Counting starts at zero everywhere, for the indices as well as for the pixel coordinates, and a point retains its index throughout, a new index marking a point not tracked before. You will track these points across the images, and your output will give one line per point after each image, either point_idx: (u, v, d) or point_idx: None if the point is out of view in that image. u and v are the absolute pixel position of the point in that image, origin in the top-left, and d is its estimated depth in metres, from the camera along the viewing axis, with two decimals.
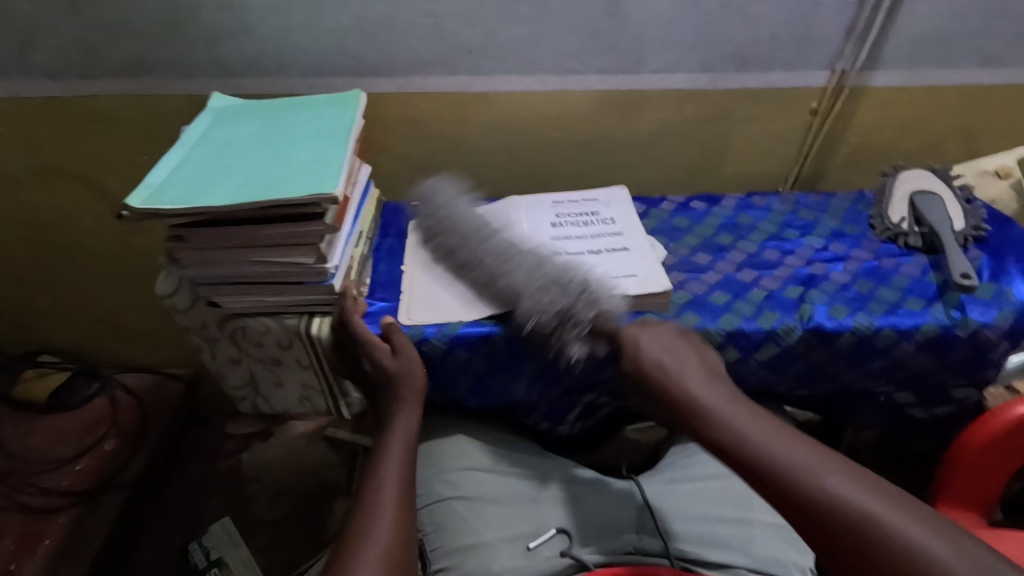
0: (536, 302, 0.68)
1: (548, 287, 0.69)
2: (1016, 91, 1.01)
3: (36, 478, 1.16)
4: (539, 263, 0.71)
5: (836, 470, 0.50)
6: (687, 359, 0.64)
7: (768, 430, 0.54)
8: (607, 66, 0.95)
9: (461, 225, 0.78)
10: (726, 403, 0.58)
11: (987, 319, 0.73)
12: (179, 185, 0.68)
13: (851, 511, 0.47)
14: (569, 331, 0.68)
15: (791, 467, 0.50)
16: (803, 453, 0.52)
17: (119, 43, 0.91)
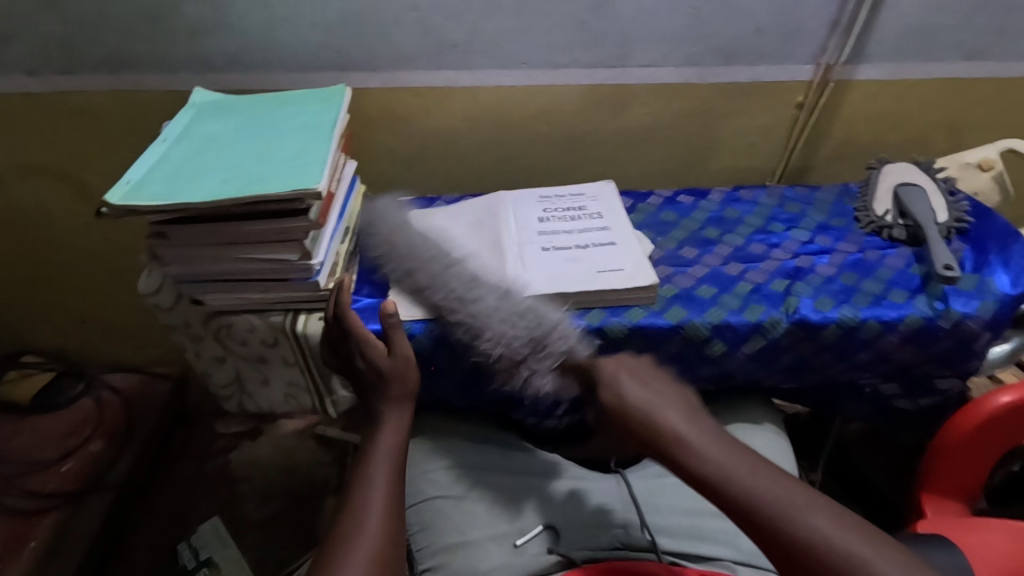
0: (501, 331, 0.69)
1: (519, 323, 0.69)
2: (999, 84, 1.02)
3: (20, 480, 1.14)
4: (509, 298, 0.71)
5: (817, 508, 0.48)
6: (665, 389, 0.60)
7: (749, 468, 0.52)
8: (593, 61, 0.95)
9: (424, 249, 0.76)
10: (706, 438, 0.54)
11: (970, 309, 0.74)
12: (159, 181, 0.67)
13: (828, 553, 0.46)
14: (529, 367, 0.69)
15: (771, 510, 0.48)
16: (781, 492, 0.49)
17: (99, 37, 0.89)
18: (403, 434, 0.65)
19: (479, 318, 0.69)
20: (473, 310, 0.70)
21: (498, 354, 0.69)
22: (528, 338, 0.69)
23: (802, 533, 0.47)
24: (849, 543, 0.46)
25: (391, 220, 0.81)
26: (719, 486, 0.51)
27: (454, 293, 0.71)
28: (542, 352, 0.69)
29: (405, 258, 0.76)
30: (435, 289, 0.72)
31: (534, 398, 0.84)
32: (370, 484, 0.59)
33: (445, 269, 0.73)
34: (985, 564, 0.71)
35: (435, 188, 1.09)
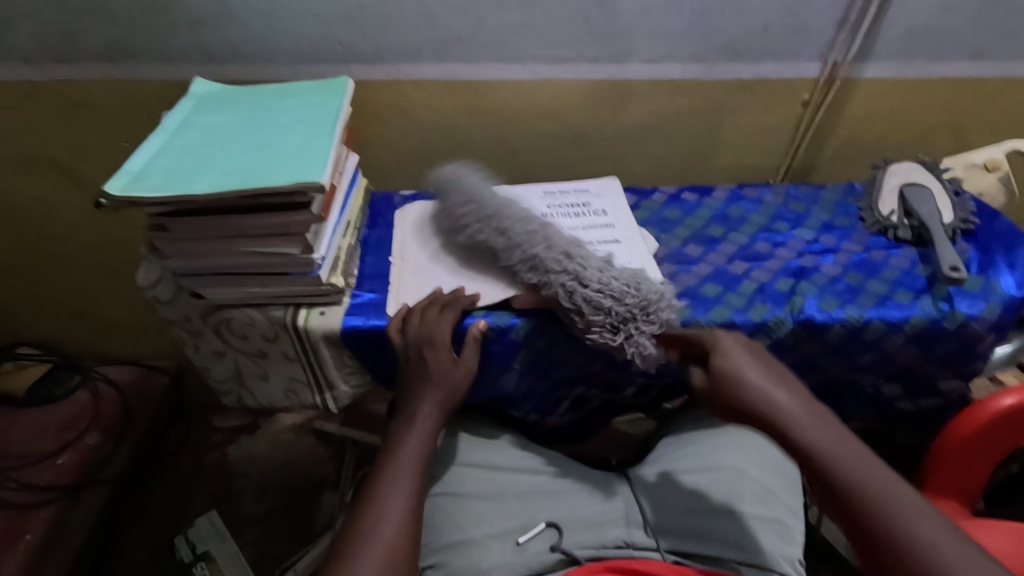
0: (601, 303, 0.68)
1: (620, 291, 0.69)
2: (1005, 85, 1.01)
3: (15, 473, 1.13)
4: (614, 275, 0.70)
5: (919, 516, 0.49)
6: (778, 368, 0.60)
7: (859, 458, 0.53)
8: (599, 56, 0.94)
9: (503, 204, 0.75)
10: (814, 423, 0.55)
11: (975, 311, 0.73)
12: (160, 173, 0.66)
13: (931, 558, 0.47)
14: (640, 329, 0.68)
15: (878, 509, 0.50)
16: (888, 492, 0.50)
17: (97, 26, 0.88)
18: (431, 435, 0.66)
19: (596, 284, 0.69)
20: (582, 275, 0.69)
21: (608, 308, 0.68)
22: (636, 301, 0.68)
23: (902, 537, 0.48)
24: (951, 554, 0.47)
25: (478, 185, 0.76)
26: (828, 471, 0.53)
27: (542, 253, 0.71)
28: (646, 316, 0.68)
29: (495, 217, 0.74)
30: (519, 250, 0.72)
31: (536, 395, 0.83)
32: (394, 483, 0.60)
33: (555, 235, 0.73)
34: None
35: None
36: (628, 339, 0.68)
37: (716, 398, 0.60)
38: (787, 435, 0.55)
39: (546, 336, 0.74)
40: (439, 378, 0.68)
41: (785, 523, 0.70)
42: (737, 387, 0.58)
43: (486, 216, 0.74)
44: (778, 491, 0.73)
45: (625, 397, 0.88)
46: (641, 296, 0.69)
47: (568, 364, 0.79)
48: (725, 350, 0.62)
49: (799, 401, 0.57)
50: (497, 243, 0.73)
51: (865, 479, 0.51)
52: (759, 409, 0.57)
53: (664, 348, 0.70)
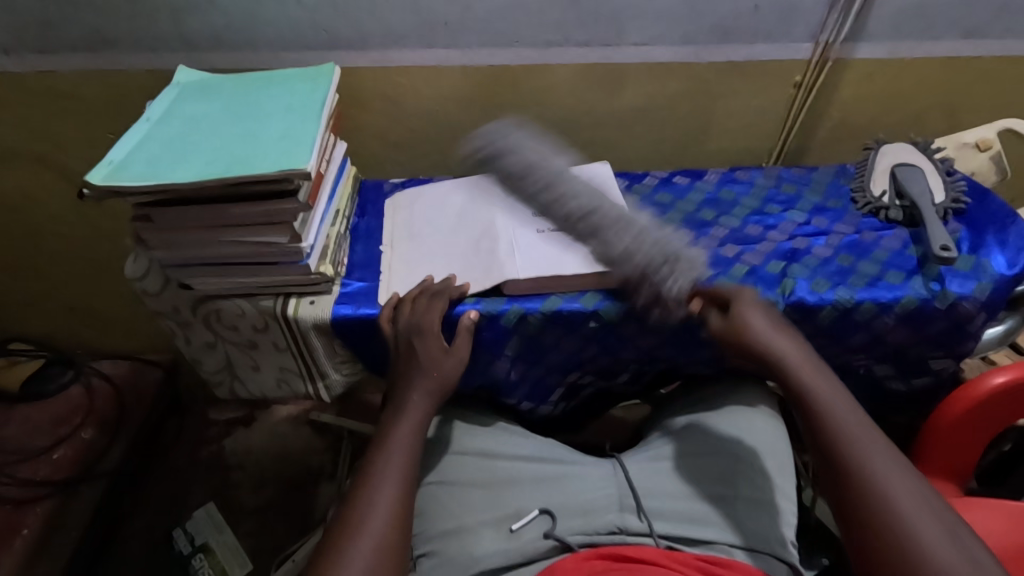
0: (635, 242, 0.71)
1: (657, 242, 0.72)
2: (997, 63, 1.00)
3: (10, 468, 1.13)
4: (648, 231, 0.74)
5: (880, 454, 0.56)
6: (782, 321, 0.67)
7: (848, 406, 0.60)
8: (588, 39, 0.93)
9: (561, 170, 0.81)
10: (811, 370, 0.63)
11: (965, 290, 0.73)
12: (143, 162, 0.65)
13: (879, 488, 0.54)
14: (678, 273, 0.70)
15: (853, 447, 0.57)
16: (868, 438, 0.57)
17: (78, 15, 0.87)
18: (422, 424, 0.65)
19: (635, 229, 0.73)
20: (614, 228, 0.73)
21: (652, 261, 0.70)
22: (667, 251, 0.71)
23: (868, 477, 0.55)
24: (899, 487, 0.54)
25: (529, 145, 0.84)
26: (821, 410, 0.60)
27: (598, 208, 0.75)
28: (684, 263, 0.71)
29: (540, 174, 0.80)
30: (576, 201, 0.77)
31: (528, 381, 0.83)
32: (385, 473, 0.59)
33: (584, 191, 0.78)
34: None
35: (428, 170, 1.07)
36: (668, 275, 0.70)
37: (724, 341, 0.67)
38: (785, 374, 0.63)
39: (537, 322, 0.74)
40: (431, 366, 0.68)
41: (778, 506, 0.68)
42: (746, 334, 0.65)
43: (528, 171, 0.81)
44: (773, 473, 0.71)
45: (619, 383, 0.88)
46: (671, 245, 0.73)
47: (561, 350, 0.79)
48: (746, 300, 0.67)
49: (802, 351, 0.64)
50: (546, 198, 0.79)
51: (850, 424, 0.58)
52: (764, 351, 0.64)
53: (695, 299, 0.70)
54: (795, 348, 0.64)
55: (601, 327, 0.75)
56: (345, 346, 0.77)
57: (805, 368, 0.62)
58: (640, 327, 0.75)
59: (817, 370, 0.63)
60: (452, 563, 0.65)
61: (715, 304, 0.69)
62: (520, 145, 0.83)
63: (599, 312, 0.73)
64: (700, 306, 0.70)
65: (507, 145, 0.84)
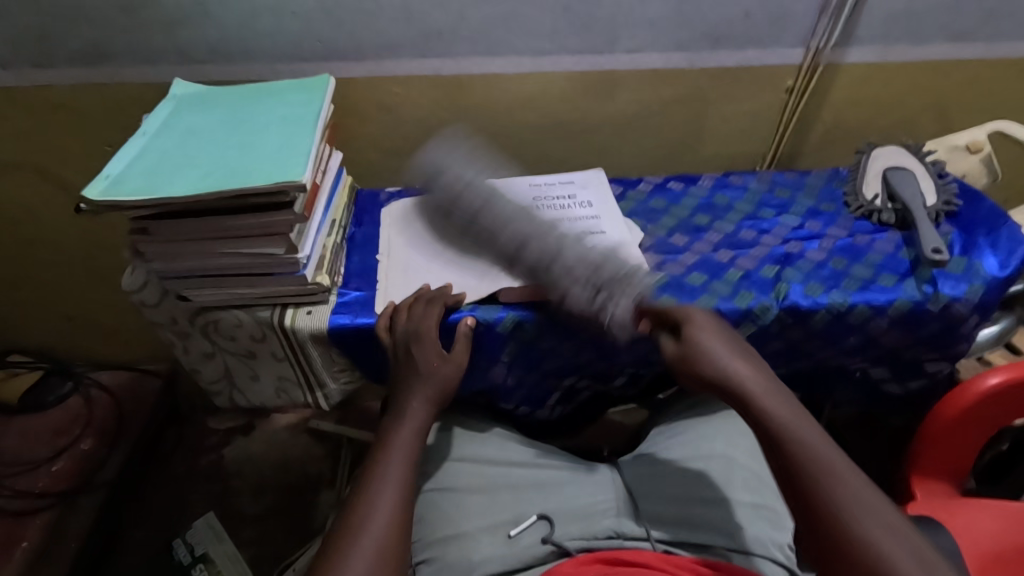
0: (578, 262, 0.71)
1: (597, 268, 0.70)
2: (986, 66, 1.01)
3: (10, 480, 1.13)
4: (585, 251, 0.72)
5: (844, 479, 0.53)
6: (738, 342, 0.64)
7: (814, 433, 0.56)
8: (580, 47, 0.94)
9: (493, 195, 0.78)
10: (772, 396, 0.59)
11: (958, 292, 0.74)
12: (139, 176, 0.66)
13: (846, 517, 0.51)
14: (615, 295, 0.69)
15: (820, 480, 0.53)
16: (837, 469, 0.53)
17: (75, 30, 0.87)
18: (421, 431, 0.66)
19: (564, 259, 0.71)
20: (547, 258, 0.72)
21: (585, 292, 0.69)
22: (595, 280, 0.69)
23: (839, 517, 0.51)
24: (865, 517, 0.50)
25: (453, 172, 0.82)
26: (779, 434, 0.56)
27: (533, 237, 0.73)
28: (623, 284, 0.69)
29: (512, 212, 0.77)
30: (510, 232, 0.75)
31: (525, 386, 0.83)
32: (384, 480, 0.60)
33: (519, 219, 0.76)
34: (972, 546, 0.73)
35: None
36: (609, 300, 0.69)
37: (680, 365, 0.64)
38: (744, 399, 0.59)
39: (533, 329, 0.74)
40: (429, 373, 0.68)
41: (774, 509, 0.70)
42: (702, 362, 0.62)
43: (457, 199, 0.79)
44: (766, 477, 0.73)
45: (615, 387, 0.89)
46: (610, 265, 0.71)
47: (557, 356, 0.79)
48: (698, 324, 0.65)
49: (759, 376, 0.60)
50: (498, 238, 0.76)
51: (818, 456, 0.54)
52: (721, 381, 0.60)
53: (642, 318, 0.69)
54: (752, 371, 0.60)
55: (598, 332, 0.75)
56: (342, 354, 0.78)
57: (762, 390, 0.59)
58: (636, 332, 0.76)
59: (774, 391, 0.59)
60: (451, 569, 0.66)
61: (658, 318, 0.68)
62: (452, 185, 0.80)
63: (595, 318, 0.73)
64: (648, 325, 0.69)
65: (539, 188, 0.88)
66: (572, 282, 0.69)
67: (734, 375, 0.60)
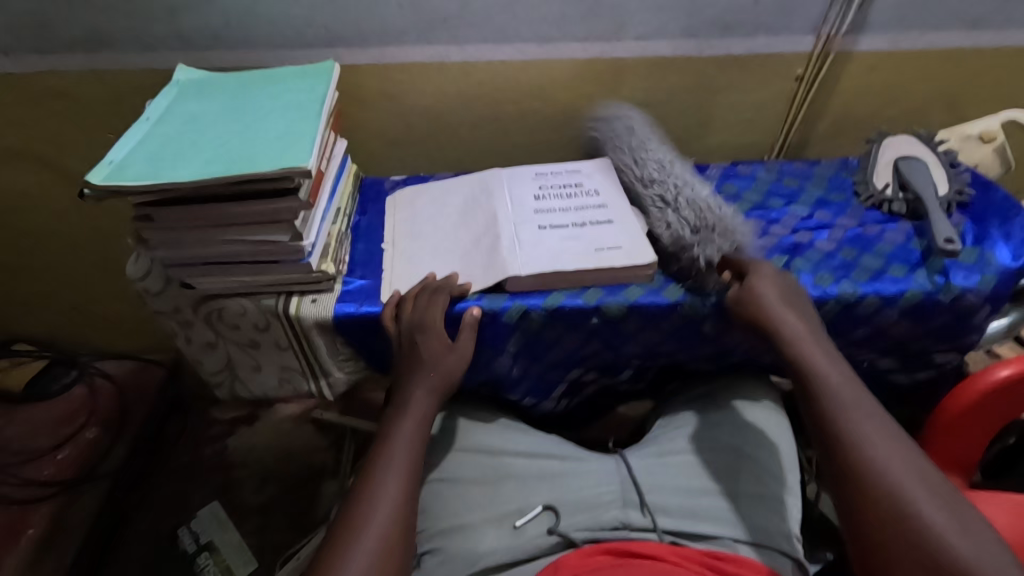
0: (678, 214, 0.73)
1: (704, 210, 0.72)
2: (999, 55, 1.00)
3: (16, 469, 1.13)
4: (705, 200, 0.74)
5: (873, 421, 0.59)
6: (794, 298, 0.69)
7: (851, 379, 0.62)
8: (587, 34, 0.93)
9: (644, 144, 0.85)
10: (817, 345, 0.65)
11: (970, 283, 0.73)
12: (143, 162, 0.65)
13: (868, 449, 0.57)
14: (708, 241, 0.70)
15: (849, 416, 0.59)
16: (865, 410, 0.59)
17: (76, 15, 0.86)
18: (425, 421, 0.65)
19: (675, 203, 0.75)
20: (672, 199, 0.76)
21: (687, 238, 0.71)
22: (699, 224, 0.71)
23: (865, 445, 0.57)
24: (888, 453, 0.56)
25: (641, 128, 0.87)
26: (818, 379, 0.63)
27: (659, 180, 0.79)
28: (720, 231, 0.71)
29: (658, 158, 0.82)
30: (648, 167, 0.81)
31: (530, 377, 0.83)
32: (388, 469, 0.59)
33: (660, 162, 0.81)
34: None
35: (428, 168, 1.07)
36: (698, 245, 0.70)
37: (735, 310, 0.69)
38: (789, 346, 0.65)
39: (539, 319, 0.74)
40: (432, 363, 0.68)
41: (783, 500, 0.68)
42: (758, 305, 0.67)
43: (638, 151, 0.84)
44: (778, 467, 0.71)
45: (621, 380, 0.88)
46: (714, 212, 0.72)
47: (563, 347, 0.79)
48: (763, 275, 0.69)
49: (809, 328, 0.66)
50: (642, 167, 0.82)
51: (849, 398, 0.60)
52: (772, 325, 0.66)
53: (724, 271, 0.72)
54: (804, 325, 0.67)
55: (604, 323, 0.75)
56: (346, 344, 0.77)
57: (808, 341, 0.65)
58: (643, 323, 0.75)
59: (822, 346, 0.65)
60: (455, 560, 0.66)
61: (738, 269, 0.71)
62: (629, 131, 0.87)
63: (601, 307, 0.73)
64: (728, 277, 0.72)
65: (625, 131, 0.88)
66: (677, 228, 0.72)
67: (782, 323, 0.66)
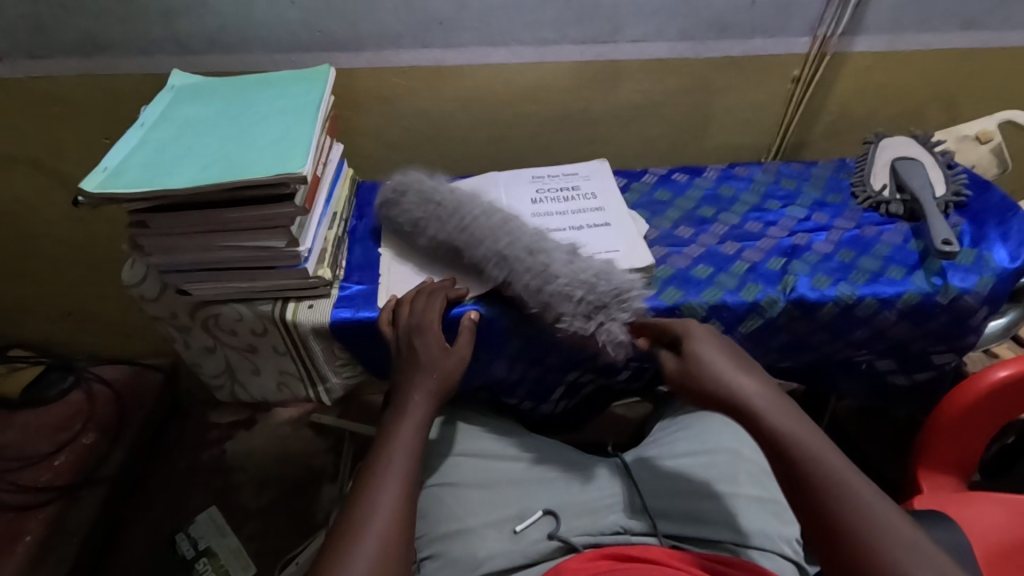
0: (562, 294, 0.67)
1: (600, 277, 0.68)
2: (996, 54, 1.00)
3: (12, 475, 1.13)
4: (587, 263, 0.70)
5: (858, 490, 0.51)
6: (739, 355, 0.61)
7: (827, 450, 0.53)
8: (584, 36, 0.93)
9: (486, 211, 0.75)
10: (780, 411, 0.56)
11: (968, 285, 0.73)
12: (137, 168, 0.65)
13: (861, 530, 0.49)
14: (619, 312, 0.68)
15: (835, 505, 0.50)
16: (850, 489, 0.50)
17: (70, 20, 0.86)
18: (424, 425, 0.65)
19: (556, 272, 0.68)
20: (542, 268, 0.68)
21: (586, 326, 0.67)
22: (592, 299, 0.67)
23: (861, 541, 0.48)
24: (886, 530, 0.48)
25: (424, 181, 0.79)
26: (785, 448, 0.54)
27: (538, 242, 0.71)
28: (619, 303, 0.68)
29: (502, 229, 0.72)
30: (490, 244, 0.71)
31: (529, 380, 0.83)
32: (387, 475, 0.59)
33: (508, 226, 0.73)
34: (981, 539, 0.73)
35: (426, 171, 1.06)
36: (616, 309, 0.68)
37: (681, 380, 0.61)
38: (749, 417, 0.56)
39: (537, 322, 0.74)
40: (431, 367, 0.67)
41: (781, 503, 0.69)
42: (700, 374, 0.59)
43: (445, 216, 0.75)
44: (771, 471, 0.73)
45: (619, 380, 0.88)
46: (609, 281, 0.69)
47: (561, 350, 0.78)
48: (699, 336, 0.62)
49: (768, 392, 0.57)
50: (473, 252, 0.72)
51: (832, 477, 0.51)
52: (729, 400, 0.57)
53: (638, 335, 0.69)
54: (757, 384, 0.58)
55: None
56: (344, 349, 0.77)
57: (765, 401, 0.57)
58: None
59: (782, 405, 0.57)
60: (455, 565, 0.65)
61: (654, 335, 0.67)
62: (406, 185, 0.78)
63: None
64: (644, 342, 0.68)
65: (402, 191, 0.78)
66: (565, 302, 0.67)
67: (735, 387, 0.57)
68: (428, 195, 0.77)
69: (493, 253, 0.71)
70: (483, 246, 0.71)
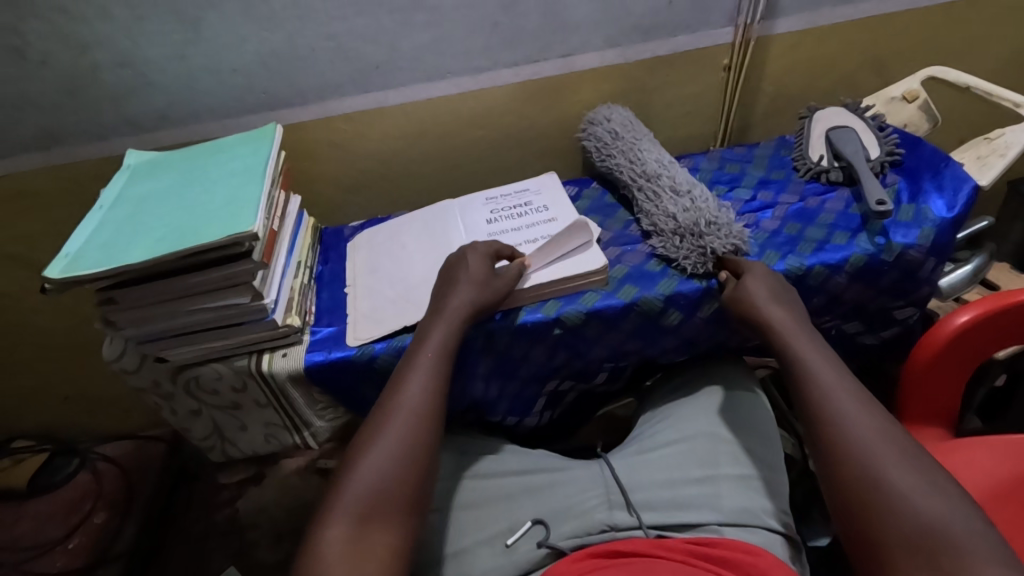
0: (680, 209, 0.79)
1: (713, 204, 0.80)
2: (913, 15, 1.03)
3: (31, 564, 1.14)
4: (710, 195, 0.82)
5: (854, 400, 0.59)
6: (785, 293, 0.71)
7: (834, 366, 0.62)
8: (515, 59, 0.97)
9: (646, 147, 0.90)
10: (802, 335, 0.66)
11: (910, 240, 0.75)
12: (98, 249, 0.68)
13: (844, 422, 0.58)
14: (710, 240, 0.75)
15: (827, 391, 0.60)
16: (842, 388, 0.60)
17: (25, 118, 0.90)
18: (424, 390, 0.64)
19: (689, 196, 0.81)
20: (668, 192, 0.82)
21: (709, 239, 0.76)
22: (706, 213, 0.78)
23: (842, 425, 0.57)
24: (866, 428, 0.57)
25: (626, 119, 0.95)
26: (799, 364, 0.64)
27: (669, 174, 0.85)
28: (727, 227, 0.77)
29: (643, 158, 0.88)
30: (649, 165, 0.86)
31: (507, 396, 0.85)
32: (380, 432, 0.60)
33: (663, 160, 0.88)
34: (974, 483, 0.72)
35: (386, 208, 1.09)
36: (709, 236, 0.76)
37: (733, 308, 0.72)
38: (779, 340, 0.66)
39: (505, 338, 0.76)
40: (427, 340, 0.68)
41: (766, 479, 0.70)
42: (744, 301, 0.70)
43: (636, 156, 0.88)
44: (757, 447, 0.73)
45: (598, 385, 0.90)
46: (722, 212, 0.79)
47: (531, 362, 0.81)
48: (756, 274, 0.72)
49: (794, 318, 0.68)
50: (640, 169, 0.87)
51: (827, 380, 0.61)
52: (757, 321, 0.68)
53: (723, 268, 0.76)
54: (784, 316, 0.67)
55: (567, 332, 0.77)
56: (323, 392, 0.79)
57: (787, 328, 0.66)
58: (604, 326, 0.77)
59: (812, 337, 0.66)
60: None
61: (729, 267, 0.75)
62: (631, 126, 0.94)
63: (561, 318, 0.75)
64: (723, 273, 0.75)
65: (610, 133, 0.93)
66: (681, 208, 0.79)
67: (762, 312, 0.68)
68: (617, 130, 0.93)
69: (647, 173, 0.86)
70: (640, 167, 0.87)
